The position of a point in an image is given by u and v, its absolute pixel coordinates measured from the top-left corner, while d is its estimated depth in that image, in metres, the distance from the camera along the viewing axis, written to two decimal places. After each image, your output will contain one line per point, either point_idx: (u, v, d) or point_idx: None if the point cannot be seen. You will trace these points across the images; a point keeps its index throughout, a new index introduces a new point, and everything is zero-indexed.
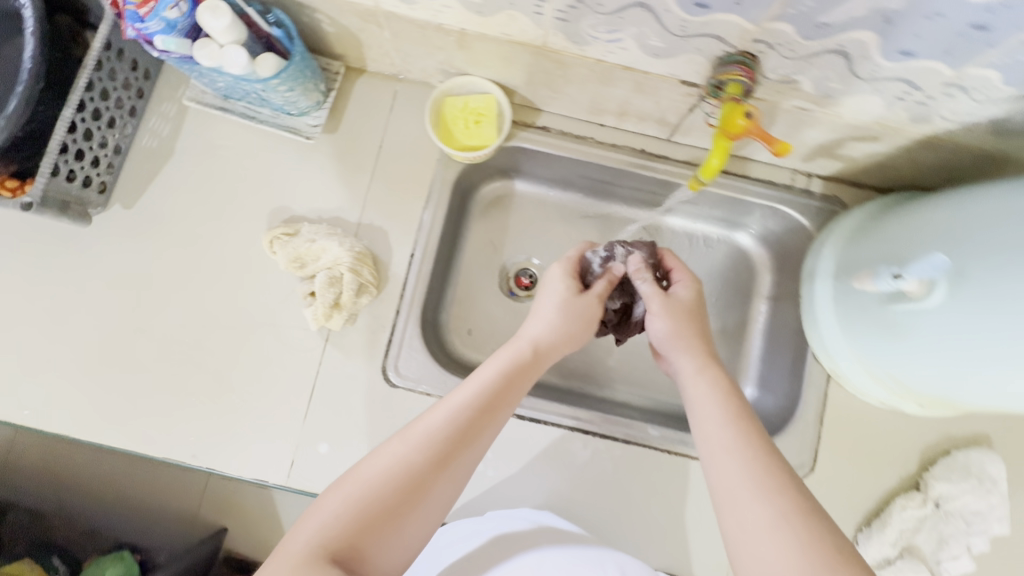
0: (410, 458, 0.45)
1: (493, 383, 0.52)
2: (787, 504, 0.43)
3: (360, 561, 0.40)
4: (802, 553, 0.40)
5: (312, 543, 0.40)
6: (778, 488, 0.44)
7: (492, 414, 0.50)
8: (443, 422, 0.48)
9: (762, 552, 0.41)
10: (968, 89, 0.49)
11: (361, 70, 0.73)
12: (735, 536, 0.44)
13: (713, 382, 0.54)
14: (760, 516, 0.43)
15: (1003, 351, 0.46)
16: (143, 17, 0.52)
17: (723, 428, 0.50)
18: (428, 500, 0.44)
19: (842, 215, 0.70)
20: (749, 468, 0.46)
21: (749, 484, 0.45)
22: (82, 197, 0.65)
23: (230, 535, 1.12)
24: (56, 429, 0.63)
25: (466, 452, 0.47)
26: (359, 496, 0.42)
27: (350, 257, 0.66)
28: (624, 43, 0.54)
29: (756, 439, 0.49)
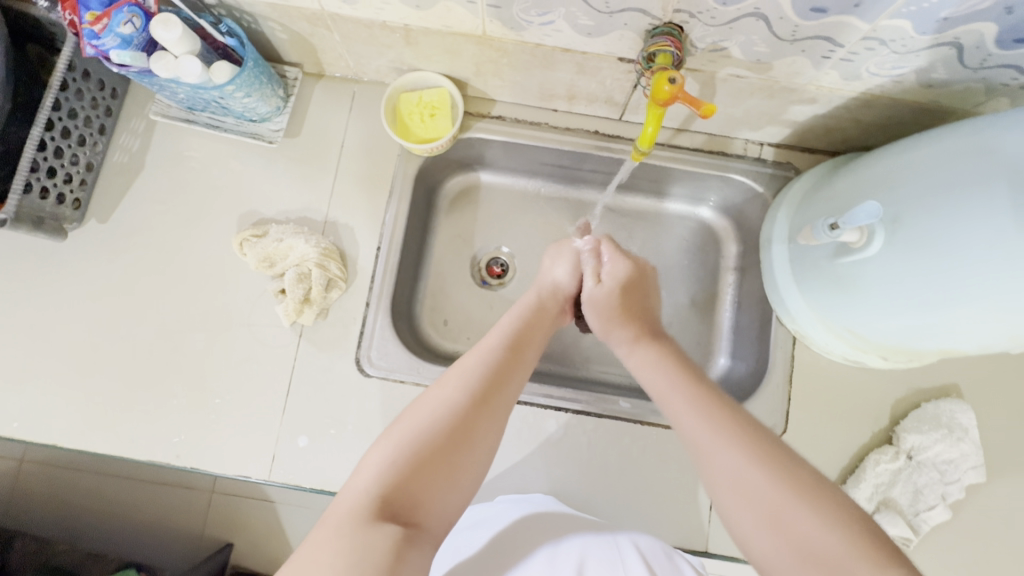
0: (453, 401, 0.48)
1: (516, 328, 0.57)
2: (758, 442, 0.47)
3: (418, 503, 0.42)
4: (770, 485, 0.44)
5: (371, 493, 0.42)
6: (744, 433, 0.48)
7: (520, 358, 0.54)
8: (476, 368, 0.51)
9: (740, 491, 0.45)
10: (886, 41, 0.52)
11: (318, 76, 0.77)
12: (714, 480, 0.47)
13: (651, 358, 0.58)
14: (724, 459, 0.47)
15: (943, 288, 0.49)
16: (98, 34, 0.55)
17: (677, 394, 0.53)
18: (477, 443, 0.47)
19: (794, 181, 0.72)
20: (707, 421, 0.49)
21: (716, 433, 0.48)
22: (57, 213, 0.68)
23: (236, 552, 1.07)
24: (44, 439, 0.65)
25: (503, 394, 0.50)
26: (409, 441, 0.44)
27: (317, 253, 0.68)
28: (556, 25, 0.58)
29: (709, 398, 0.51)
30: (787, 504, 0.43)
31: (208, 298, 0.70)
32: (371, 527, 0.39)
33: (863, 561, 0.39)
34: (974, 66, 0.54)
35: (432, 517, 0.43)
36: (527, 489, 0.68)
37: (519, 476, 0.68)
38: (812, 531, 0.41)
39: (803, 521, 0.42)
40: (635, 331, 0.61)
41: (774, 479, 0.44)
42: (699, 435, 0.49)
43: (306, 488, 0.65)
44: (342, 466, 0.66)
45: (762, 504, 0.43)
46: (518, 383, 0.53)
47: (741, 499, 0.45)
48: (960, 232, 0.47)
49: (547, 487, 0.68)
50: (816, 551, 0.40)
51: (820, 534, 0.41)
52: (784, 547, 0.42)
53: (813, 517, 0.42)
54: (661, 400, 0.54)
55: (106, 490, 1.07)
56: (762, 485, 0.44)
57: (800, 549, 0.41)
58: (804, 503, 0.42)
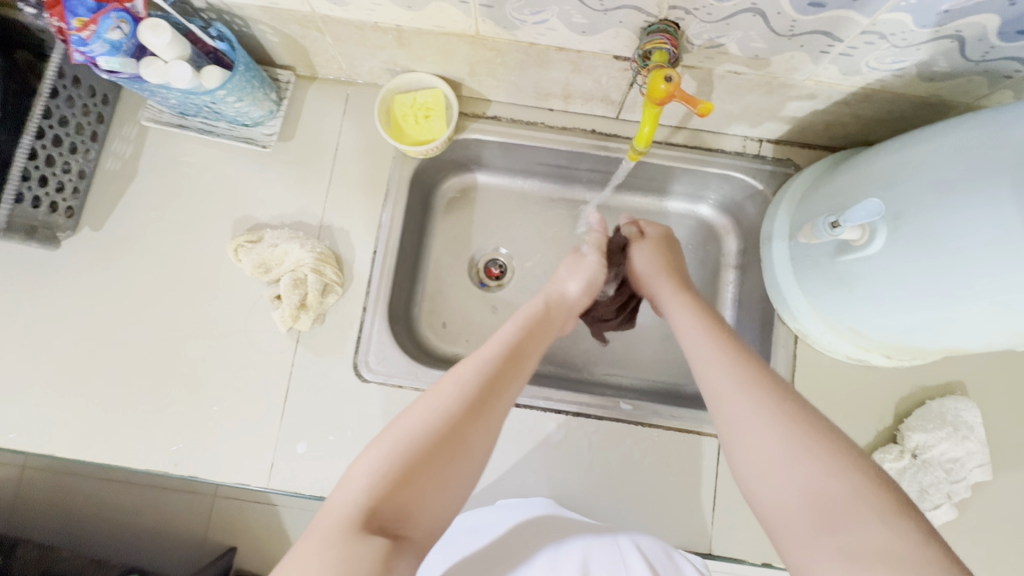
0: (446, 411, 0.47)
1: (515, 336, 0.56)
2: (777, 389, 0.47)
3: (406, 514, 0.41)
4: (784, 434, 0.43)
5: (358, 504, 0.41)
6: (765, 379, 0.48)
7: (517, 368, 0.53)
8: (472, 377, 0.50)
9: (755, 434, 0.45)
10: (886, 35, 0.51)
11: (311, 79, 0.76)
12: (730, 424, 0.47)
13: (687, 305, 0.59)
14: (743, 407, 0.46)
15: (948, 286, 0.48)
16: (86, 40, 0.54)
17: (706, 342, 0.53)
18: (468, 455, 0.46)
19: (794, 177, 0.71)
20: (733, 367, 0.49)
21: (739, 377, 0.48)
22: (49, 221, 0.68)
23: (240, 555, 1.06)
24: (41, 448, 0.65)
25: (497, 404, 0.49)
26: (399, 449, 0.44)
27: (312, 258, 0.68)
28: (550, 24, 0.57)
29: (736, 347, 0.51)
30: (801, 446, 0.42)
31: (204, 304, 0.70)
32: (358, 538, 0.39)
33: (867, 505, 0.38)
34: (976, 59, 0.53)
35: (420, 530, 0.42)
36: (529, 492, 0.67)
37: (520, 479, 0.67)
38: (820, 475, 0.40)
39: (812, 465, 0.41)
40: (678, 283, 0.63)
41: (793, 422, 0.44)
42: (721, 379, 0.49)
43: (305, 494, 0.65)
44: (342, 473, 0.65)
45: (777, 452, 0.43)
46: (513, 394, 0.52)
47: (755, 442, 0.44)
48: (964, 233, 0.46)
49: (548, 490, 0.67)
50: (823, 496, 0.40)
51: (826, 480, 0.40)
52: (793, 492, 0.41)
53: (822, 462, 0.41)
54: (689, 348, 0.54)
55: (107, 496, 1.06)
56: (779, 428, 0.44)
57: (809, 493, 0.40)
58: (816, 445, 0.42)
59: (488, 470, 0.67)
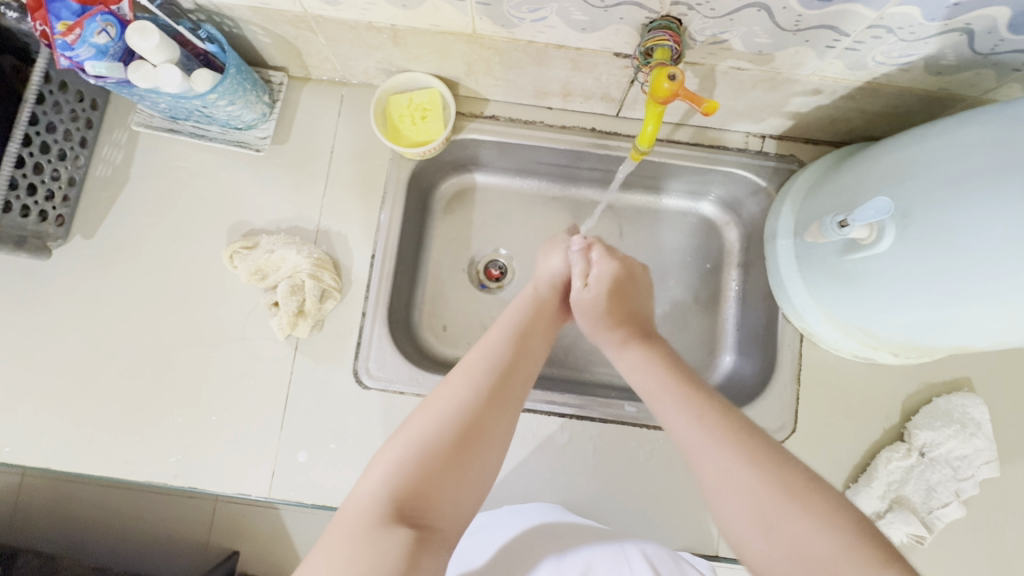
0: (461, 399, 0.48)
1: (517, 324, 0.57)
2: (750, 442, 0.47)
3: (431, 501, 0.43)
4: (762, 491, 0.44)
5: (381, 496, 0.42)
6: (740, 434, 0.48)
7: (525, 353, 0.54)
8: (482, 364, 0.51)
9: (735, 496, 0.45)
10: (894, 29, 0.50)
11: (305, 79, 0.75)
12: (708, 486, 0.47)
13: (639, 359, 0.57)
14: (717, 465, 0.46)
15: (958, 287, 0.47)
16: (72, 45, 0.52)
17: (670, 394, 0.52)
18: (488, 439, 0.47)
19: (798, 174, 0.70)
20: (702, 422, 0.49)
21: (711, 437, 0.48)
22: (40, 230, 0.66)
23: (243, 559, 1.05)
24: (38, 461, 0.64)
25: (511, 388, 0.50)
26: (418, 439, 0.45)
27: (309, 264, 0.66)
28: (549, 21, 0.56)
29: (707, 401, 0.51)
30: (781, 506, 0.43)
31: (200, 312, 0.68)
32: (382, 531, 0.40)
33: (849, 562, 0.40)
34: (985, 52, 0.52)
35: (445, 514, 0.43)
36: (534, 497, 0.66)
37: (525, 484, 0.66)
38: (803, 534, 0.42)
39: (798, 525, 0.42)
40: (623, 333, 0.60)
41: (767, 481, 0.44)
42: (694, 440, 0.48)
43: (307, 504, 0.64)
44: (344, 481, 0.64)
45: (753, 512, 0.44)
46: (524, 376, 0.53)
47: (729, 498, 0.45)
48: (972, 233, 0.45)
49: (553, 495, 0.66)
50: (807, 552, 0.41)
51: (812, 540, 0.42)
52: (778, 552, 0.43)
53: (805, 524, 0.42)
54: (654, 402, 0.53)
55: (108, 500, 1.05)
56: (758, 486, 0.45)
57: (793, 551, 0.42)
58: (798, 504, 0.43)
59: None
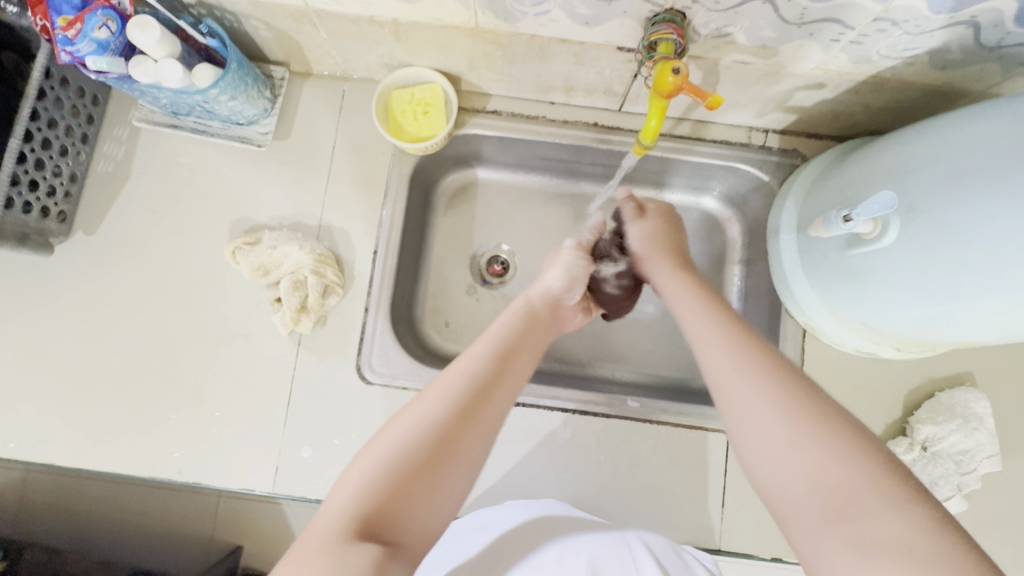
0: (434, 417, 0.45)
1: (503, 337, 0.54)
2: (783, 374, 0.45)
3: (399, 520, 0.40)
4: (792, 422, 0.42)
5: (349, 512, 0.39)
6: (773, 365, 0.46)
7: (508, 367, 0.51)
8: (459, 381, 0.48)
9: (761, 422, 0.43)
10: (899, 22, 0.50)
11: (306, 75, 0.74)
12: (736, 412, 0.45)
13: (685, 286, 0.59)
14: (748, 391, 0.45)
15: (964, 281, 0.47)
16: (72, 40, 0.52)
17: (706, 328, 0.52)
18: (460, 460, 0.43)
19: (801, 168, 0.70)
20: (737, 352, 0.48)
21: (744, 365, 0.47)
22: (42, 227, 0.66)
23: (246, 554, 1.06)
24: (43, 458, 0.64)
25: (489, 407, 0.47)
26: (388, 456, 0.42)
27: (312, 260, 0.66)
28: (552, 15, 0.55)
29: (744, 334, 0.50)
30: (807, 432, 0.41)
31: (202, 309, 0.68)
32: (347, 547, 0.37)
33: (873, 495, 0.37)
34: (991, 46, 0.52)
35: (414, 535, 0.40)
36: (537, 492, 0.66)
37: (528, 480, 0.67)
38: (828, 463, 0.39)
39: (820, 453, 0.40)
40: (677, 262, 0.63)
41: (794, 405, 0.43)
42: (725, 369, 0.47)
43: (311, 499, 0.64)
44: None
45: (781, 441, 0.42)
46: (506, 394, 0.49)
47: (758, 428, 0.43)
48: (976, 226, 0.45)
49: (556, 490, 0.67)
50: (829, 487, 0.38)
51: (836, 471, 0.38)
52: (803, 483, 0.40)
53: (828, 450, 0.39)
54: (690, 330, 0.53)
55: (110, 496, 1.05)
56: (785, 412, 0.43)
57: (816, 483, 0.39)
58: (823, 432, 0.40)
59: (495, 469, 0.67)
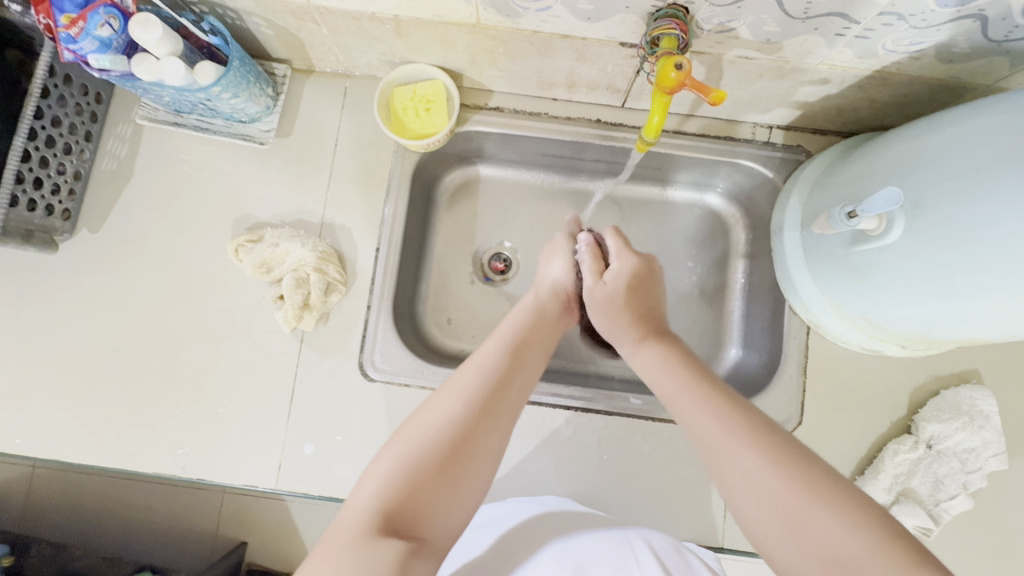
0: (455, 412, 0.45)
1: (515, 334, 0.55)
2: (769, 443, 0.43)
3: (421, 515, 0.40)
4: (787, 496, 0.40)
5: (371, 508, 0.39)
6: (756, 434, 0.44)
7: (522, 363, 0.52)
8: (478, 377, 0.48)
9: (752, 498, 0.42)
10: (905, 16, 0.49)
11: (308, 72, 0.74)
12: (728, 488, 0.44)
13: (664, 359, 0.55)
14: (737, 470, 0.43)
15: (972, 278, 0.46)
16: (75, 38, 0.52)
17: (687, 394, 0.50)
18: (480, 454, 0.44)
19: (805, 164, 0.70)
20: (719, 421, 0.46)
21: (731, 435, 0.45)
22: (46, 224, 0.66)
23: (250, 550, 1.06)
24: (49, 453, 0.64)
25: (507, 401, 0.48)
26: (409, 453, 0.42)
27: (314, 257, 0.66)
28: (554, 10, 0.55)
29: (712, 393, 0.49)
30: (804, 509, 0.39)
31: (206, 305, 0.69)
32: (373, 542, 0.37)
33: (882, 567, 0.35)
34: (999, 40, 0.51)
35: (436, 530, 0.40)
36: (539, 490, 0.66)
37: (530, 476, 0.67)
38: (831, 534, 0.38)
39: (823, 527, 0.38)
40: (638, 332, 0.60)
41: (788, 482, 0.41)
42: (713, 439, 0.45)
43: (314, 495, 0.64)
44: (350, 472, 0.64)
45: (776, 514, 0.40)
46: (521, 390, 0.50)
47: (751, 501, 0.42)
48: (986, 222, 0.44)
49: (558, 487, 0.67)
50: (838, 562, 0.36)
51: (841, 542, 0.37)
52: (802, 556, 0.38)
53: (835, 523, 0.38)
54: (671, 403, 0.51)
55: (114, 492, 1.06)
56: (775, 487, 0.41)
57: (820, 559, 0.37)
58: (823, 505, 0.39)
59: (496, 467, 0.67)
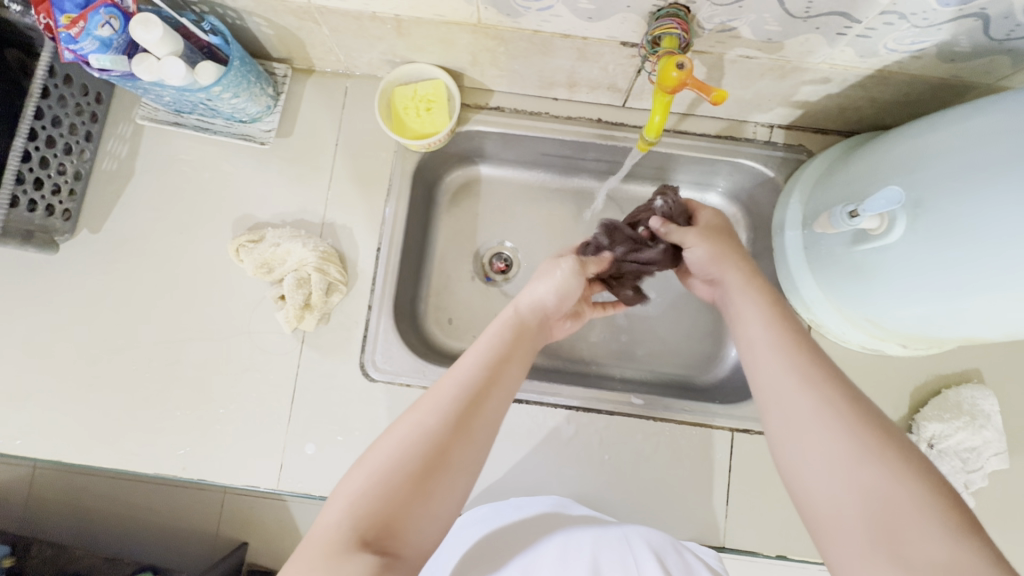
0: (426, 426, 0.44)
1: (500, 341, 0.53)
2: (837, 385, 0.43)
3: (395, 531, 0.39)
4: (852, 440, 0.40)
5: (343, 525, 0.39)
6: (828, 376, 0.44)
7: (504, 371, 0.50)
8: (453, 390, 0.47)
9: (811, 437, 0.41)
10: (907, 15, 0.49)
11: (308, 72, 0.74)
12: (782, 426, 0.43)
13: (753, 291, 0.52)
14: (804, 407, 0.43)
15: (974, 277, 0.46)
16: (75, 38, 0.52)
17: (761, 329, 0.49)
18: (454, 472, 0.43)
19: (807, 163, 0.70)
20: (789, 357, 0.46)
21: (805, 372, 0.44)
22: (47, 225, 0.66)
23: (251, 550, 1.06)
24: (49, 454, 0.64)
25: (482, 414, 0.46)
26: (381, 467, 0.41)
27: (315, 257, 0.66)
28: (555, 10, 0.55)
29: (793, 333, 0.48)
30: (868, 452, 0.39)
31: (206, 306, 0.68)
32: (343, 559, 0.37)
33: (930, 521, 0.35)
34: (1000, 39, 0.51)
35: (410, 546, 0.40)
36: (540, 489, 0.66)
37: (532, 476, 0.67)
38: (880, 482, 0.38)
39: (875, 473, 0.38)
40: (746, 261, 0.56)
41: (853, 425, 0.40)
42: (780, 374, 0.45)
43: (315, 496, 0.64)
44: None
45: (836, 455, 0.40)
46: (499, 402, 0.48)
47: (809, 440, 0.41)
48: (986, 221, 0.44)
49: (559, 486, 0.67)
50: (881, 508, 0.37)
51: (889, 492, 0.37)
52: (849, 500, 0.38)
53: (884, 466, 0.38)
54: (741, 339, 0.50)
55: (116, 492, 1.06)
56: (840, 429, 0.40)
57: (867, 502, 0.37)
58: (876, 448, 0.39)
59: (498, 466, 0.67)
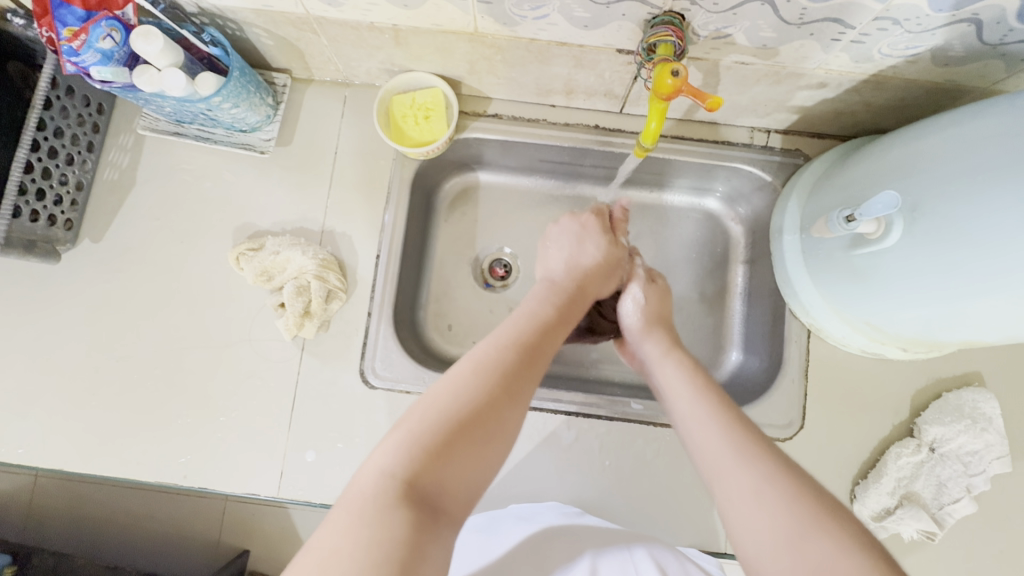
0: (480, 379, 0.47)
1: (543, 312, 0.58)
2: (778, 462, 0.45)
3: (441, 484, 0.41)
4: (795, 513, 0.41)
5: (390, 473, 0.41)
6: (762, 446, 0.46)
7: (547, 340, 0.55)
8: (502, 351, 0.51)
9: (753, 514, 0.42)
10: (900, 20, 0.49)
11: (308, 81, 0.75)
12: (725, 502, 0.45)
13: (680, 364, 0.57)
14: (744, 482, 0.44)
15: (972, 280, 0.46)
16: (77, 50, 0.53)
17: (698, 402, 0.52)
18: (500, 424, 0.46)
19: (803, 168, 0.70)
20: (731, 433, 0.48)
21: (742, 445, 0.46)
22: (49, 235, 0.66)
23: (252, 558, 1.06)
24: (51, 463, 0.65)
25: (531, 374, 0.50)
26: (431, 418, 0.44)
27: (314, 265, 0.67)
28: (551, 18, 0.55)
29: (722, 404, 0.51)
30: (811, 527, 0.40)
31: (206, 315, 0.69)
32: (389, 510, 0.38)
33: None
34: (994, 43, 0.51)
35: (455, 501, 0.41)
36: (540, 496, 0.66)
37: (532, 482, 0.66)
38: (829, 555, 0.38)
39: (821, 547, 0.39)
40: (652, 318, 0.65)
41: (794, 497, 0.42)
42: (716, 445, 0.47)
43: (316, 503, 0.64)
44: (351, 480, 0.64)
45: (780, 530, 0.41)
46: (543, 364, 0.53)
47: (751, 514, 0.42)
48: (985, 224, 0.44)
49: (559, 493, 0.66)
50: None
51: (841, 561, 0.38)
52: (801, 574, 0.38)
53: (831, 542, 0.39)
54: (685, 405, 0.53)
55: (117, 500, 1.06)
56: (783, 507, 0.41)
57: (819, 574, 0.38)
58: (821, 523, 0.40)
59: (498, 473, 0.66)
